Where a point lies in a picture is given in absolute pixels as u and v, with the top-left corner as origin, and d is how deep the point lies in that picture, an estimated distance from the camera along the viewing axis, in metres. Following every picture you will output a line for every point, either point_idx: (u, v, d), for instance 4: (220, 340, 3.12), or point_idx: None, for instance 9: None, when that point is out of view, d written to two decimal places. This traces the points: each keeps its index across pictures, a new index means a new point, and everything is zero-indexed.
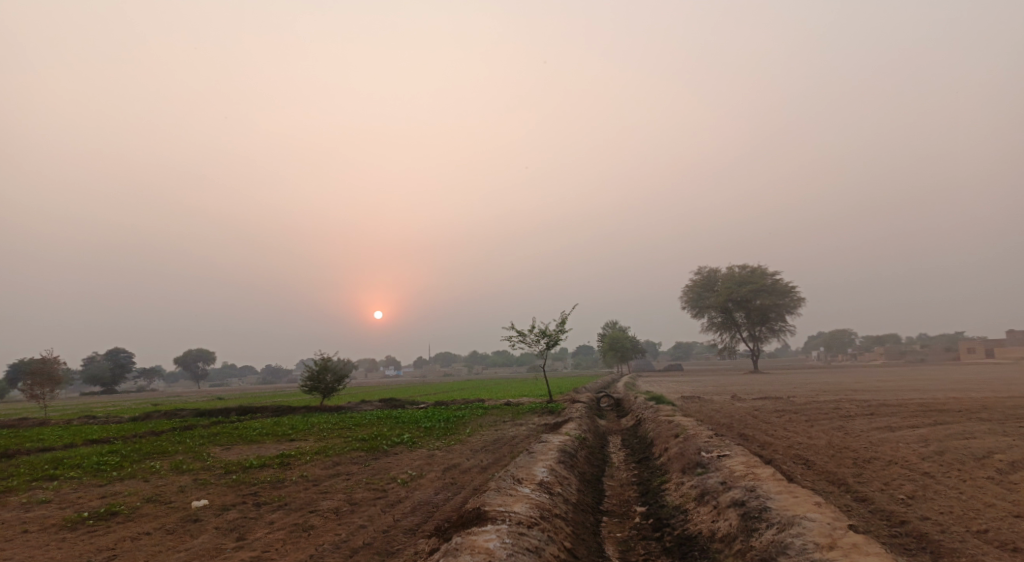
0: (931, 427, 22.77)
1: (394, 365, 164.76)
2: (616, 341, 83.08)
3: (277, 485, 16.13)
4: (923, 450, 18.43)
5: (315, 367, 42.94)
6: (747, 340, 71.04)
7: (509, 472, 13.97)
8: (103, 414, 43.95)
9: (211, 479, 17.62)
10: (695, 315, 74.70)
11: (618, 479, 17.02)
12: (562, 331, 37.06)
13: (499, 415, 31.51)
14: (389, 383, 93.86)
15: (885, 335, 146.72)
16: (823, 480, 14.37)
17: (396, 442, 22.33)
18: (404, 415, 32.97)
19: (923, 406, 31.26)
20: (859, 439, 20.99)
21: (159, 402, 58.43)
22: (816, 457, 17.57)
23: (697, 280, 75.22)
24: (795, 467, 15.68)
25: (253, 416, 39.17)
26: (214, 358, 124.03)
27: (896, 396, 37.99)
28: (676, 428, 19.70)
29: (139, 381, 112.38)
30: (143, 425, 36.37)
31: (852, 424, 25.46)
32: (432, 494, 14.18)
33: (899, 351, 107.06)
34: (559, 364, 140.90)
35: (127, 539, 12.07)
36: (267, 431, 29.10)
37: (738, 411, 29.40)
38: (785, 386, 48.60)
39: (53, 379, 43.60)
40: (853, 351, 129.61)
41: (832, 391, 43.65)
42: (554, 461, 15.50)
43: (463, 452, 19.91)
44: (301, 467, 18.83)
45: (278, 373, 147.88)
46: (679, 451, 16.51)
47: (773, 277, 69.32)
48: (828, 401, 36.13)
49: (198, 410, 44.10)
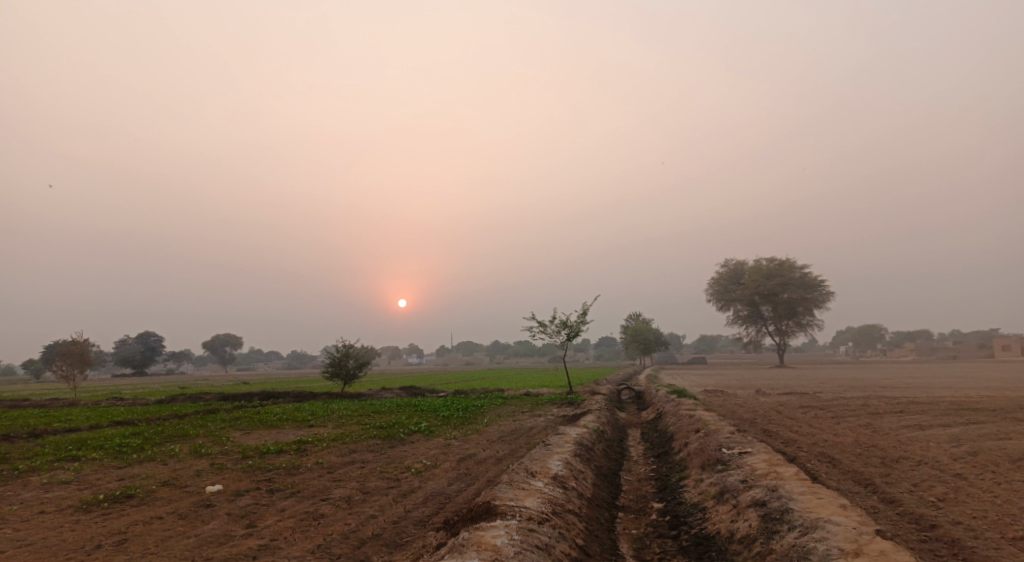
0: (963, 427, 22.09)
1: (417, 353, 165.33)
2: (640, 333, 82.42)
3: (292, 472, 16.00)
4: (954, 450, 17.84)
5: (337, 353, 43.04)
6: (773, 334, 70.16)
7: (523, 465, 13.67)
8: (130, 396, 44.49)
9: (227, 464, 17.56)
10: (721, 308, 73.79)
11: (636, 474, 16.68)
12: (584, 322, 36.73)
13: (519, 405, 31.27)
14: (412, 370, 94.24)
15: (916, 331, 144.02)
16: (850, 480, 13.90)
17: (413, 431, 22.18)
18: (424, 403, 32.89)
19: (955, 405, 30.43)
20: (887, 437, 20.40)
21: (187, 385, 59.06)
22: (842, 455, 17.06)
23: (723, 272, 74.21)
24: (820, 465, 15.21)
25: (276, 400, 39.36)
26: (241, 343, 125.31)
27: (927, 394, 37.10)
28: (698, 422, 19.29)
29: (169, 364, 114.09)
30: (168, 407, 36.73)
31: (880, 421, 24.80)
32: (444, 485, 13.95)
33: (929, 347, 105.03)
34: (582, 355, 140.34)
35: (139, 523, 11.96)
36: (287, 416, 29.15)
37: (762, 407, 28.82)
38: (810, 381, 47.84)
39: (83, 360, 44.14)
40: (883, 347, 127.48)
41: (859, 387, 42.82)
42: (570, 455, 15.20)
43: (480, 442, 19.70)
44: (317, 454, 18.72)
45: (303, 359, 149.15)
46: (699, 446, 16.11)
47: (802, 270, 68.12)
48: (856, 398, 35.41)
49: (223, 394, 44.47)
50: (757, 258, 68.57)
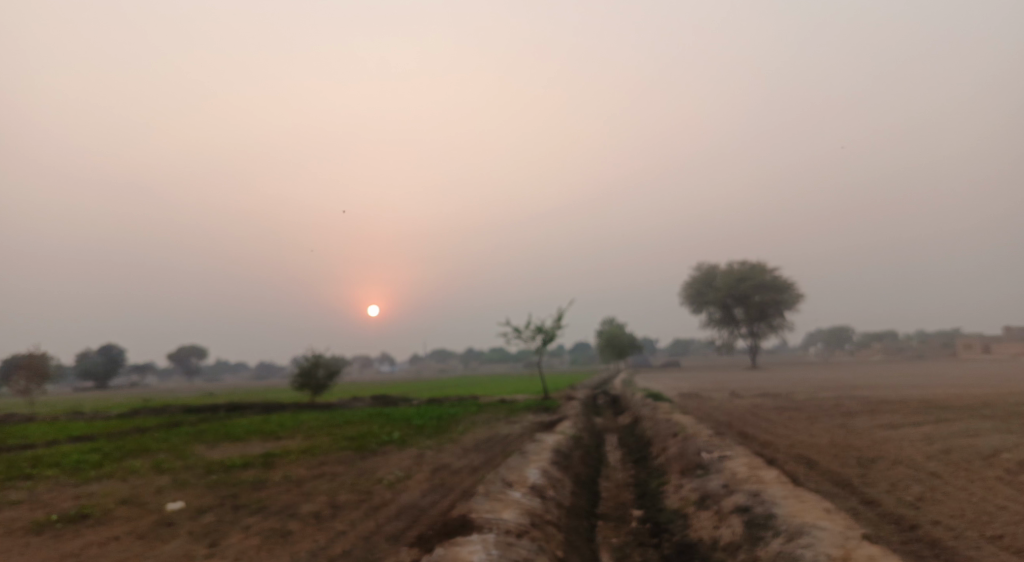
0: (935, 425, 22.14)
1: (389, 361, 163.93)
2: (613, 337, 82.43)
3: (258, 487, 15.40)
4: (927, 449, 17.78)
5: (307, 363, 42.26)
6: (745, 336, 70.72)
7: (500, 474, 13.26)
8: (92, 411, 43.26)
9: (191, 479, 16.90)
10: (694, 311, 74.04)
11: (615, 481, 16.38)
12: (558, 327, 36.53)
13: (493, 412, 30.92)
14: (384, 378, 93.36)
15: (883, 332, 146.37)
16: (829, 482, 13.67)
17: (385, 441, 21.68)
18: (397, 413, 32.36)
19: (926, 403, 30.67)
20: (862, 437, 20.35)
21: (151, 398, 57.69)
22: (819, 456, 16.91)
23: (695, 275, 74.47)
24: (797, 467, 15.02)
25: (243, 412, 38.49)
26: (208, 354, 123.09)
27: (897, 393, 37.43)
28: (676, 426, 19.05)
29: (133, 375, 111.79)
30: (130, 421, 35.69)
31: (854, 421, 24.82)
32: (418, 497, 13.49)
33: (896, 347, 106.56)
34: (556, 360, 140.14)
35: (94, 544, 11.32)
36: (254, 428, 28.42)
37: (737, 409, 28.79)
38: (783, 382, 48.07)
39: (42, 374, 42.75)
40: (851, 348, 129.28)
41: (830, 387, 43.15)
42: (547, 462, 14.84)
43: (455, 451, 19.24)
44: (286, 467, 18.11)
45: (272, 369, 147.02)
46: (678, 451, 15.83)
47: (773, 272, 68.60)
48: (829, 398, 35.54)
49: (189, 406, 43.41)
50: (728, 261, 68.98)
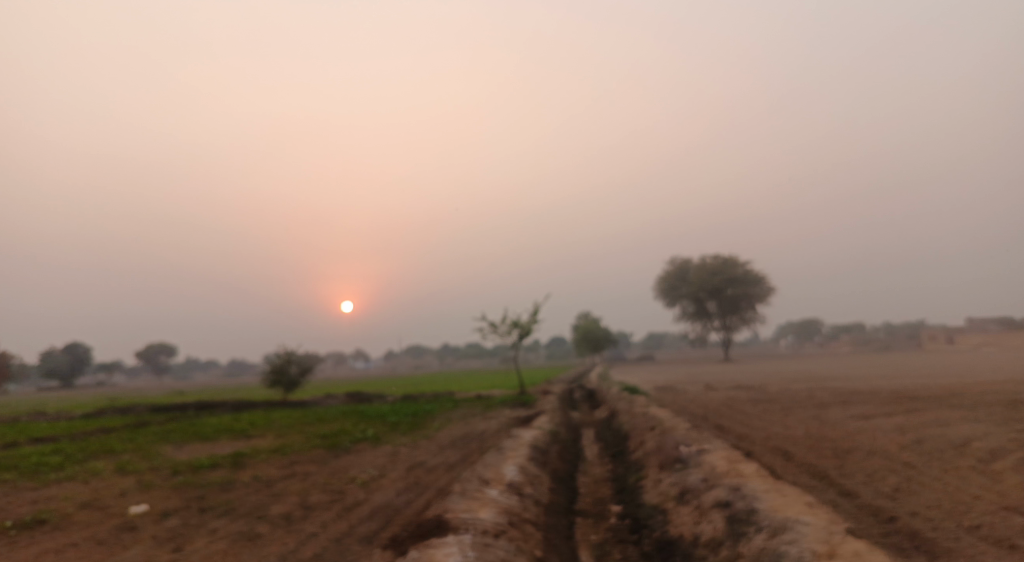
0: (907, 415, 22.23)
1: (363, 358, 162.54)
2: (588, 331, 82.44)
3: (226, 488, 14.96)
4: (901, 440, 17.76)
5: (278, 360, 41.57)
6: (718, 330, 71.12)
7: (476, 472, 12.95)
8: (56, 411, 42.14)
9: (156, 481, 16.38)
10: (668, 305, 74.27)
11: (592, 476, 16.19)
12: (534, 321, 36.29)
13: (469, 408, 30.61)
14: (358, 375, 92.59)
15: (852, 325, 148.47)
16: (806, 474, 13.53)
17: (358, 439, 21.29)
18: (371, 409, 31.88)
19: (897, 394, 30.94)
20: (837, 429, 20.35)
21: (116, 397, 56.40)
22: (796, 449, 16.80)
23: (669, 269, 74.65)
24: (775, 460, 14.89)
25: (212, 411, 37.74)
26: (177, 351, 121.05)
27: (868, 384, 37.76)
28: (653, 419, 18.92)
29: (99, 374, 109.62)
30: (95, 421, 34.81)
31: (828, 412, 24.89)
32: (393, 497, 13.16)
33: (865, 339, 107.97)
34: (531, 355, 140.02)
35: (50, 552, 10.83)
36: (223, 427, 27.81)
37: (713, 402, 28.77)
38: (756, 374, 48.33)
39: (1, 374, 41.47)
40: (820, 340, 130.87)
41: (802, 379, 43.47)
42: (524, 459, 14.59)
43: (430, 448, 18.91)
44: (255, 468, 17.67)
45: (243, 367, 145.12)
46: (657, 445, 15.68)
47: (745, 266, 69.00)
48: (801, 390, 35.71)
49: (156, 406, 42.46)
50: (701, 256, 69.19)
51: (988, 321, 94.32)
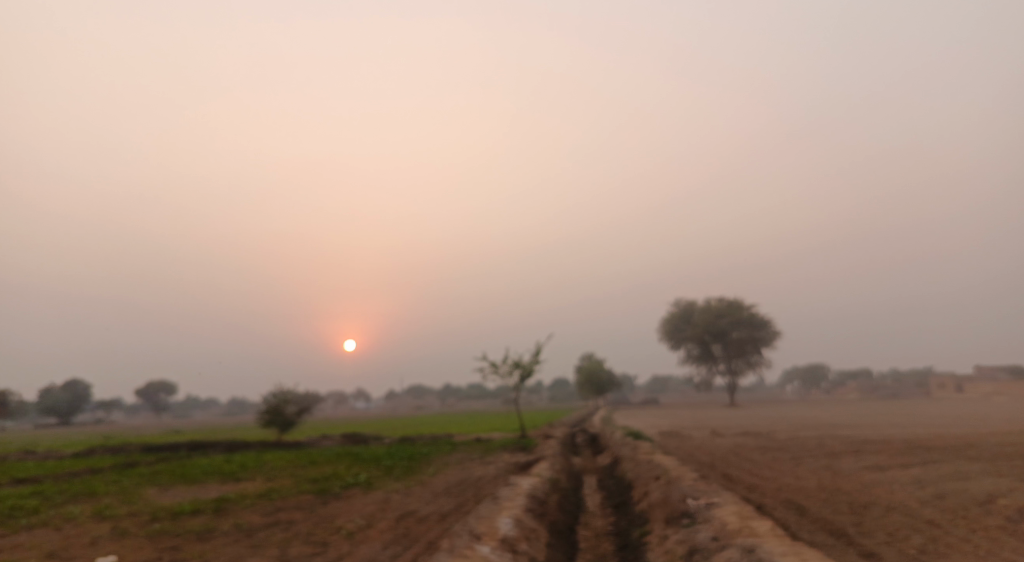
0: (923, 467, 21.28)
1: (364, 398, 160.86)
2: (592, 373, 81.34)
3: (203, 537, 14.08)
4: (920, 494, 16.79)
5: (274, 399, 40.61)
6: (723, 373, 70.02)
7: (468, 525, 12.06)
8: (46, 449, 41.01)
9: (131, 528, 15.49)
10: (672, 347, 73.34)
11: (593, 529, 15.28)
12: (536, 362, 35.50)
13: (467, 451, 29.67)
14: (357, 415, 91.33)
15: (858, 370, 146.75)
16: (823, 531, 12.61)
17: (349, 484, 20.39)
18: (366, 452, 30.90)
19: (911, 443, 29.93)
20: (851, 480, 19.42)
21: (112, 435, 55.32)
22: (809, 502, 15.89)
23: (673, 311, 73.84)
24: (788, 514, 13.99)
25: (205, 451, 36.71)
26: (176, 390, 119.94)
27: (880, 432, 36.64)
28: (658, 468, 18.02)
29: (98, 411, 108.16)
30: (83, 461, 33.82)
31: (839, 462, 23.96)
32: (379, 550, 12.28)
33: (871, 385, 106.44)
34: (534, 397, 138.32)
35: None
36: (213, 469, 26.88)
37: (719, 449, 27.79)
38: (762, 420, 47.24)
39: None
40: (827, 386, 129.23)
41: (809, 426, 42.44)
42: (521, 510, 13.71)
43: (423, 496, 18.02)
44: (237, 514, 16.79)
45: (244, 406, 143.27)
46: (662, 496, 14.76)
47: (750, 309, 68.25)
48: (810, 438, 34.63)
49: (148, 445, 41.42)
50: (706, 298, 68.46)
51: (997, 369, 92.91)
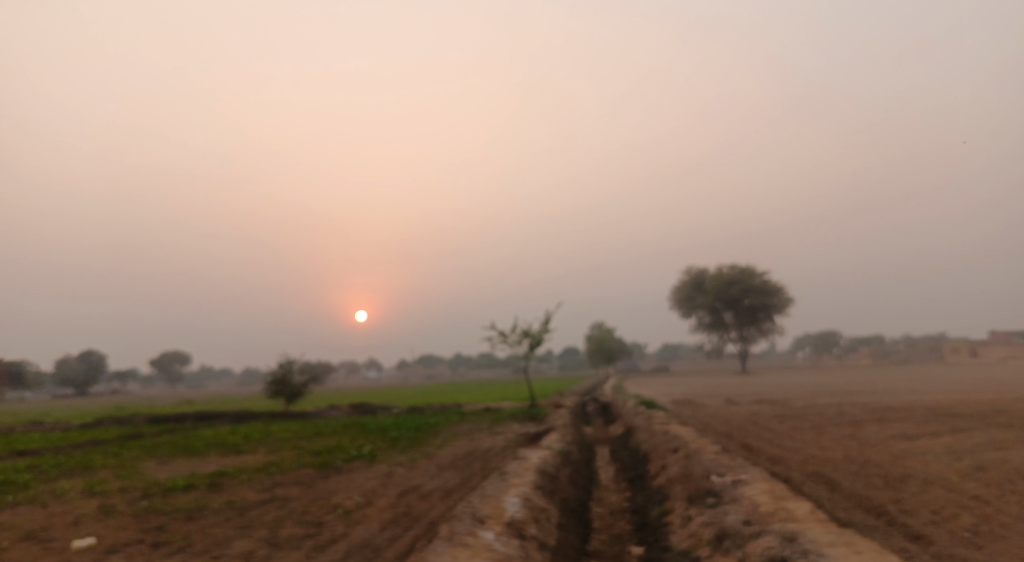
0: (956, 436, 20.17)
1: (375, 367, 161.09)
2: (602, 342, 80.48)
3: (192, 517, 13.20)
4: (959, 466, 15.65)
5: (280, 370, 39.79)
6: (735, 341, 68.97)
7: (471, 507, 11.05)
8: (54, 420, 40.35)
9: (118, 506, 14.63)
10: (683, 316, 72.22)
11: (608, 506, 14.30)
12: (546, 330, 34.55)
13: (477, 421, 28.83)
14: (368, 384, 91.17)
15: (871, 337, 145.53)
16: (861, 509, 11.55)
17: (352, 457, 19.46)
18: (374, 423, 30.08)
19: (936, 410, 28.83)
20: (881, 451, 18.33)
21: (124, 406, 54.80)
22: (839, 475, 14.83)
23: (684, 279, 72.42)
24: (819, 489, 12.93)
25: (211, 423, 36.00)
26: (189, 360, 120.31)
27: (899, 399, 35.44)
28: (675, 440, 16.92)
29: (114, 382, 108.32)
30: (89, 432, 33.23)
31: (864, 431, 22.85)
32: (375, 532, 11.34)
33: (883, 351, 105.10)
34: (544, 366, 138.08)
35: None
36: (216, 441, 26.15)
37: (736, 418, 26.77)
38: (776, 388, 46.27)
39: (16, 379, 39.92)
40: (838, 353, 128.24)
41: (826, 393, 41.55)
42: (530, 488, 12.72)
43: (427, 470, 17.07)
44: (233, 490, 15.95)
45: (256, 376, 143.75)
46: (682, 471, 13.72)
47: (763, 276, 66.72)
48: (828, 405, 33.58)
49: (154, 416, 40.73)
50: (718, 265, 67.01)
51: (1012, 333, 91.41)
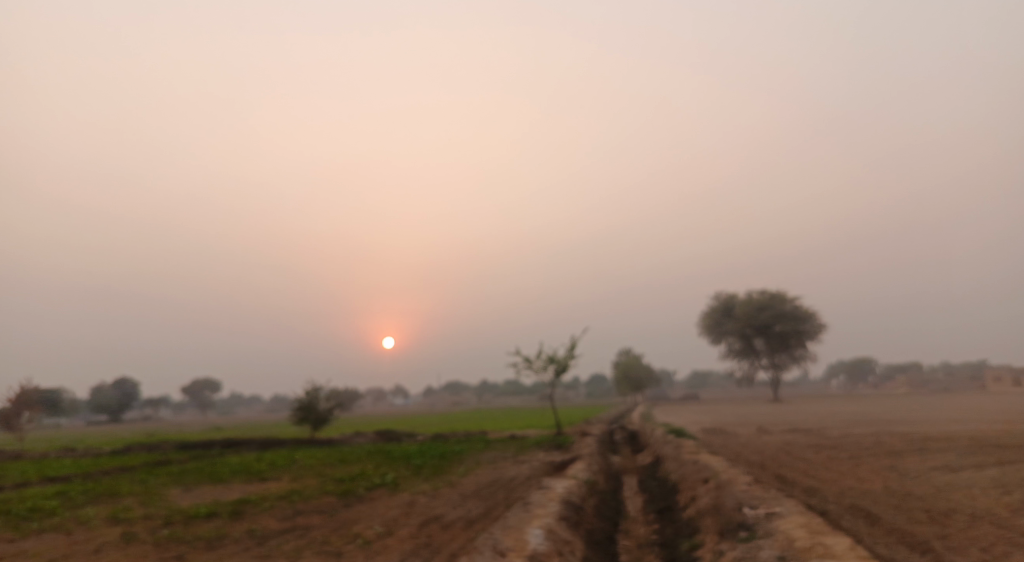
0: (1002, 468, 19.35)
1: (403, 394, 160.95)
2: (630, 369, 79.53)
3: (212, 546, 13.02)
4: (1007, 500, 14.94)
5: (306, 396, 39.72)
6: (766, 368, 67.69)
7: (494, 539, 10.72)
8: (84, 446, 40.63)
9: (139, 534, 14.50)
10: (713, 342, 71.16)
11: (636, 539, 13.84)
12: (571, 356, 34.13)
13: (502, 449, 28.40)
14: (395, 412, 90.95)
15: (907, 365, 142.16)
16: (904, 545, 11.01)
17: (375, 485, 19.18)
18: (398, 450, 29.82)
19: (978, 441, 27.81)
20: (922, 483, 17.61)
21: (153, 433, 55.08)
22: (878, 508, 14.23)
23: (713, 305, 71.46)
24: (858, 523, 12.39)
25: (237, 450, 35.95)
26: (220, 387, 121.19)
27: (939, 429, 34.29)
28: (706, 470, 16.42)
29: (146, 409, 109.41)
30: (117, 459, 33.33)
31: (903, 462, 22.05)
32: None
33: (921, 379, 102.39)
34: (571, 394, 136.87)
35: None
36: (241, 468, 26.01)
37: (769, 447, 26.03)
38: (809, 416, 45.13)
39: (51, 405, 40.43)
40: (873, 381, 125.30)
41: (861, 421, 40.40)
42: (555, 519, 12.35)
43: (450, 499, 16.75)
44: (255, 518, 15.77)
45: (285, 403, 144.36)
46: (713, 503, 13.25)
47: (794, 302, 65.63)
48: (864, 435, 32.62)
49: (182, 442, 40.84)
50: (747, 290, 66.12)
51: None
